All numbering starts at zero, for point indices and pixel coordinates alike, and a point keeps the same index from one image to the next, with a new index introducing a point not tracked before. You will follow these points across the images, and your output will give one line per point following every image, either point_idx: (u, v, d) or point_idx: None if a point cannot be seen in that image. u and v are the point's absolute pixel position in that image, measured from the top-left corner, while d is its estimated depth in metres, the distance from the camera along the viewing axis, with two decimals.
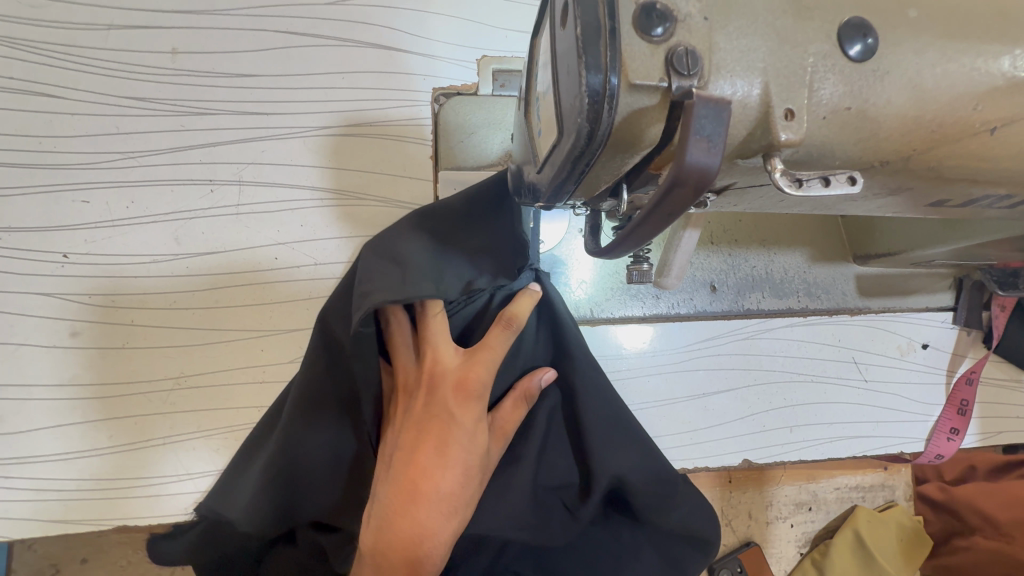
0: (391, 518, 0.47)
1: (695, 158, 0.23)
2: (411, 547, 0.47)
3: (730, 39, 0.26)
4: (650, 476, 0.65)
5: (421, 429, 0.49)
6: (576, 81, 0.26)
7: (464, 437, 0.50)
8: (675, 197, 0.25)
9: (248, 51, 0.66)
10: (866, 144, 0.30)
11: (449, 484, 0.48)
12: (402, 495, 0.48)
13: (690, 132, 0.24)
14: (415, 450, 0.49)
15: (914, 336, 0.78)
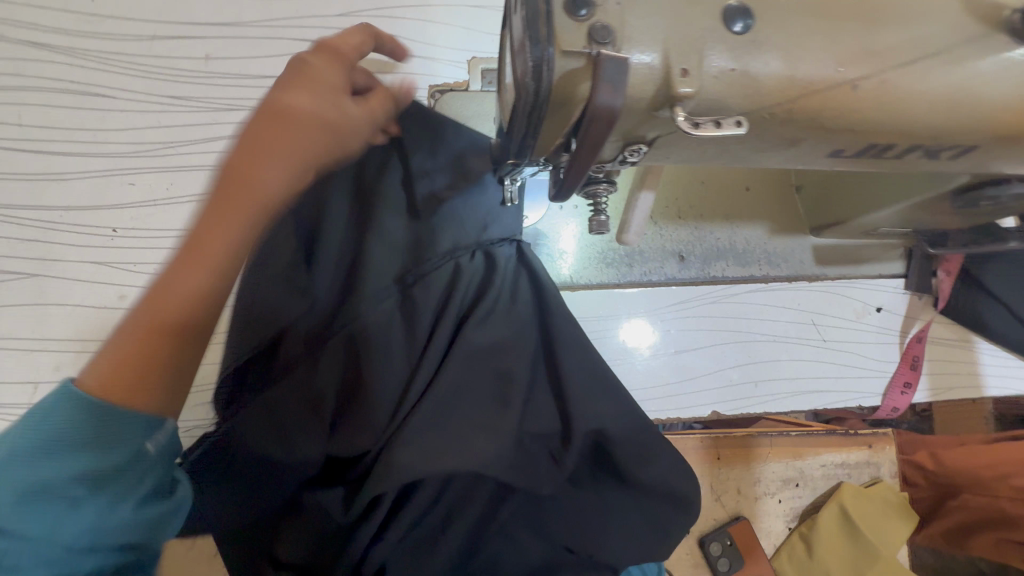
0: (193, 310, 0.41)
1: (603, 101, 0.33)
2: (215, 218, 0.42)
3: (636, 19, 0.36)
4: (629, 426, 0.73)
5: (228, 183, 0.43)
6: (523, 50, 0.36)
7: (289, 158, 0.44)
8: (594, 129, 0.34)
9: (269, 56, 0.76)
10: (752, 98, 0.39)
11: (270, 178, 0.44)
12: (220, 216, 0.42)
13: (600, 80, 0.33)
14: (224, 196, 0.43)
15: (869, 301, 0.85)
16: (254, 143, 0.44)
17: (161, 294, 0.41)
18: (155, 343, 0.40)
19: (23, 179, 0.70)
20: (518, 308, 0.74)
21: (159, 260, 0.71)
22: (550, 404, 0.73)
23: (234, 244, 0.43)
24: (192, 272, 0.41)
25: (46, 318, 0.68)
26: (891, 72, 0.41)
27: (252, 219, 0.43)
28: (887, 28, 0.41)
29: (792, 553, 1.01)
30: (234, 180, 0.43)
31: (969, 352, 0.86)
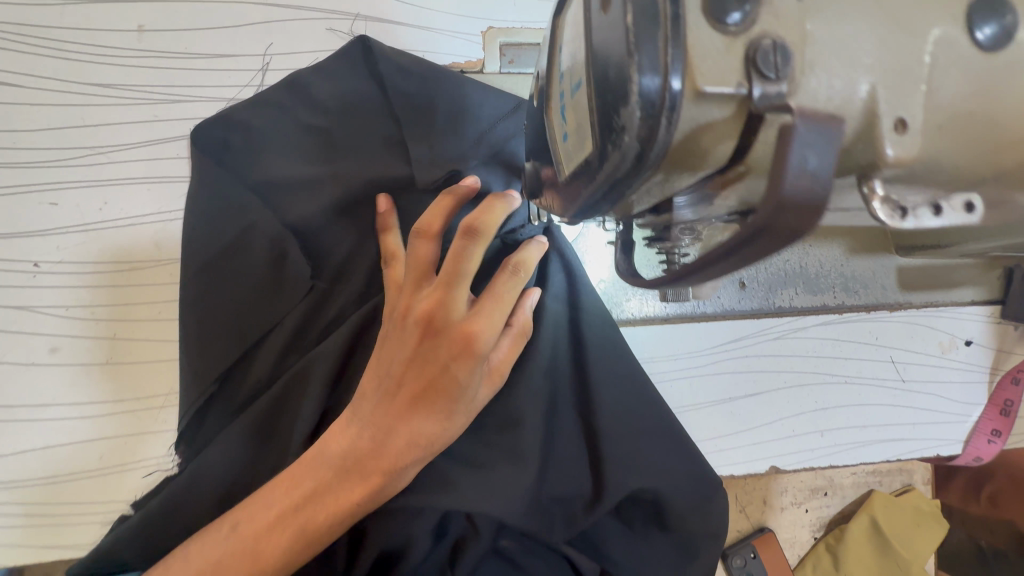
0: (300, 492, 0.48)
1: (794, 200, 0.19)
2: (339, 468, 0.49)
3: (828, 26, 0.20)
4: (678, 485, 0.62)
5: (392, 357, 0.51)
6: (624, 84, 0.20)
7: (453, 383, 0.49)
8: (763, 244, 0.20)
9: (224, 27, 0.59)
10: (995, 155, 0.23)
11: (431, 422, 0.49)
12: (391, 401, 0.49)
13: (787, 163, 0.19)
14: (391, 421, 0.49)
15: (957, 332, 0.72)
16: (414, 350, 0.49)
17: (252, 527, 0.48)
18: (274, 525, 0.48)
19: None
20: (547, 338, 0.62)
21: (98, 303, 0.56)
22: (583, 463, 0.62)
23: (285, 554, 0.47)
24: (310, 512, 0.48)
25: None
26: None
27: (371, 497, 0.49)
28: None
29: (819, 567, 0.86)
30: (281, 526, 0.47)
31: None
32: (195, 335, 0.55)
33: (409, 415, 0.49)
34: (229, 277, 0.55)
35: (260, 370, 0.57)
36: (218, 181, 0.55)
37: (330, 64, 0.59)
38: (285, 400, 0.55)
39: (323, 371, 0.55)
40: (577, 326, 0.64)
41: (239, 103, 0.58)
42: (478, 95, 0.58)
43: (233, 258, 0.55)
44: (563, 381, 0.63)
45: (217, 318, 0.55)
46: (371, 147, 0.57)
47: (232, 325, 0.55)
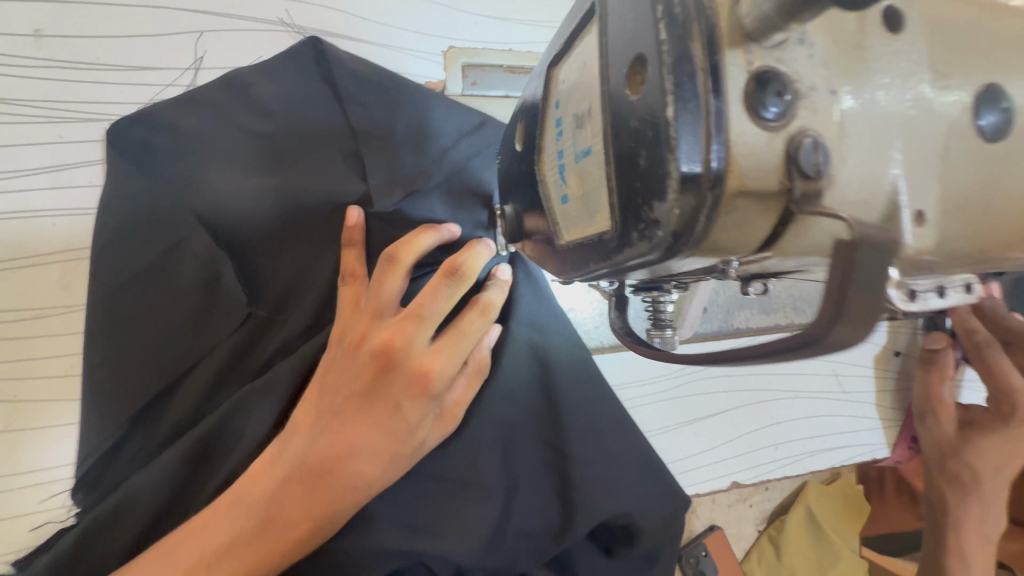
0: (208, 549, 0.43)
1: (846, 327, 0.19)
2: (263, 518, 0.43)
3: (860, 113, 0.19)
4: (650, 512, 0.62)
5: (333, 391, 0.46)
6: (659, 174, 0.18)
7: (400, 426, 0.45)
8: (841, 333, 0.19)
9: (144, 36, 0.53)
10: (985, 235, 0.24)
11: (366, 465, 0.45)
12: (327, 445, 0.44)
13: (850, 284, 0.18)
14: (320, 467, 0.44)
15: (889, 343, 0.78)
16: (356, 385, 0.45)
17: None
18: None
19: None
20: (515, 369, 0.60)
21: None
22: (553, 500, 0.60)
23: None
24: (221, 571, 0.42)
25: None
26: None
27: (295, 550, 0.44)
28: None
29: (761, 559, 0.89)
30: None
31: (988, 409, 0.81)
32: (109, 364, 0.49)
33: (345, 461, 0.44)
34: (159, 298, 0.50)
35: (187, 401, 0.51)
36: (144, 183, 0.50)
37: (276, 65, 0.54)
38: (212, 444, 0.49)
39: (256, 413, 0.50)
40: (544, 352, 0.61)
41: (166, 102, 0.52)
42: (443, 117, 0.55)
43: (156, 273, 0.50)
44: (533, 413, 0.61)
45: (144, 341, 0.50)
46: (323, 158, 0.53)
47: (152, 354, 0.49)
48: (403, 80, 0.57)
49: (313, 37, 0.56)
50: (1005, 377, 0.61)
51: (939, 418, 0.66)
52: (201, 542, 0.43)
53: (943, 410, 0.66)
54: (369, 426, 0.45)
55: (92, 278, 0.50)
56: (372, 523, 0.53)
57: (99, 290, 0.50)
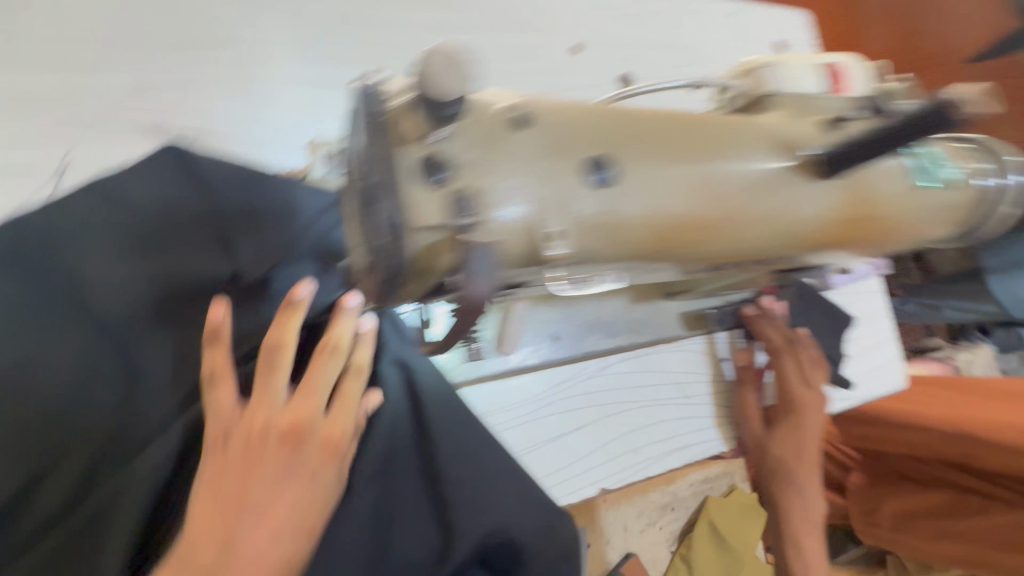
0: None
1: (473, 291, 0.33)
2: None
3: (490, 179, 0.35)
4: (534, 526, 0.67)
5: (211, 502, 0.41)
6: (373, 234, 0.33)
7: (296, 493, 0.43)
8: (472, 299, 0.34)
9: (35, 151, 0.61)
10: (617, 242, 0.39)
11: (254, 549, 0.40)
12: (216, 574, 0.39)
13: (469, 270, 0.33)
14: (191, 575, 0.38)
15: (715, 351, 0.95)
16: (232, 474, 0.42)
17: None
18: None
19: None
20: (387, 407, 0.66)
21: None
22: (432, 521, 0.65)
23: None
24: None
25: None
26: (720, 208, 0.45)
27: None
28: (717, 162, 0.45)
29: None
30: None
31: None
32: None
33: (228, 559, 0.39)
34: (17, 393, 0.51)
35: (62, 488, 0.52)
36: (2, 291, 0.52)
37: (144, 166, 0.60)
38: (90, 525, 0.52)
39: (135, 488, 0.53)
40: (413, 389, 0.69)
41: (36, 208, 0.57)
42: (305, 195, 0.66)
43: (12, 382, 0.51)
44: (409, 446, 0.67)
45: (5, 440, 0.50)
46: (194, 245, 0.60)
47: (7, 467, 0.50)
48: (268, 170, 0.67)
49: (178, 140, 0.64)
50: (783, 384, 0.92)
51: (747, 421, 0.93)
52: None
53: (750, 415, 0.92)
54: (251, 509, 0.41)
55: None
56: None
57: None
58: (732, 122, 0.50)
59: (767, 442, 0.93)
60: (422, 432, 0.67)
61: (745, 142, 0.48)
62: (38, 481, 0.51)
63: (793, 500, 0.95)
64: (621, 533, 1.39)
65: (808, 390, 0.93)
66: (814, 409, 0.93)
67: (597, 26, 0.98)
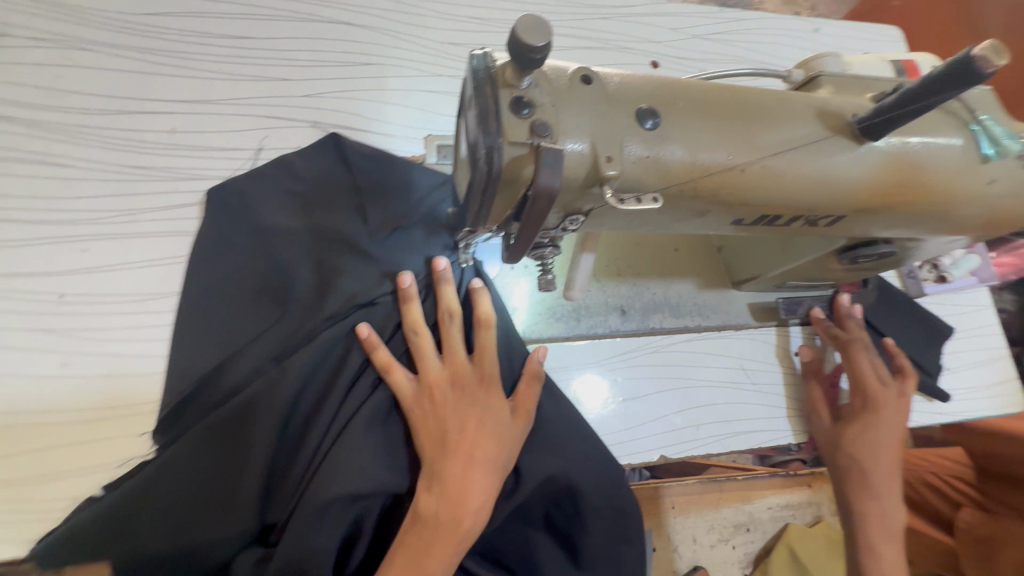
0: (433, 532, 0.60)
1: (544, 181, 0.41)
2: (474, 533, 0.62)
3: (567, 118, 0.44)
4: (596, 474, 0.73)
5: (434, 444, 0.64)
6: (477, 142, 0.43)
7: (489, 418, 0.67)
8: (540, 193, 0.41)
9: (233, 131, 0.81)
10: (664, 178, 0.48)
11: (483, 453, 0.65)
12: (451, 495, 0.62)
13: (541, 165, 0.41)
14: (440, 467, 0.63)
15: (787, 345, 0.96)
16: (446, 408, 0.66)
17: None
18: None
19: None
20: None
21: (108, 327, 0.69)
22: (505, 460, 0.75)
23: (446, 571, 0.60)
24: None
25: None
26: (769, 162, 0.51)
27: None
28: (766, 124, 0.52)
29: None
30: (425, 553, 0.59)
31: None
32: (181, 349, 0.68)
33: (462, 455, 0.64)
34: (221, 301, 0.70)
35: (230, 377, 0.66)
36: (217, 235, 0.74)
37: (311, 150, 0.80)
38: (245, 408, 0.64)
39: (281, 385, 0.65)
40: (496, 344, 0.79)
41: (237, 175, 0.78)
42: (421, 175, 0.80)
43: (217, 297, 0.71)
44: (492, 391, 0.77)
45: (209, 333, 0.69)
46: (341, 205, 0.75)
47: (198, 360, 0.67)
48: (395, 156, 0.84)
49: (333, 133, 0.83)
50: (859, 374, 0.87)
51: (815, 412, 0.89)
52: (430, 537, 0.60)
53: (817, 406, 0.89)
54: (463, 423, 0.65)
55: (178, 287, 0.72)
56: (353, 477, 0.62)
57: (183, 297, 0.71)
58: (781, 94, 0.55)
59: (840, 439, 0.86)
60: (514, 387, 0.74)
61: (795, 109, 0.54)
62: (210, 377, 0.66)
63: (868, 505, 0.83)
64: (688, 544, 1.35)
65: (889, 390, 0.86)
66: (898, 410, 0.86)
67: (678, 43, 1.09)
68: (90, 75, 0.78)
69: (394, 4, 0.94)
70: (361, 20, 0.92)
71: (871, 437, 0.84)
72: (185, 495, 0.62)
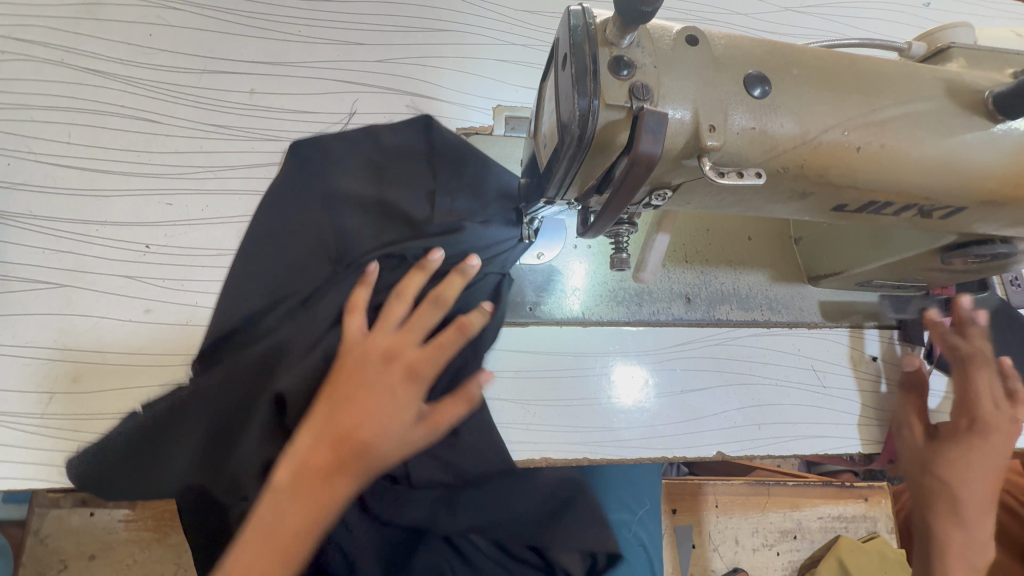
0: (266, 514, 0.51)
1: (644, 148, 0.38)
2: (306, 536, 0.51)
3: (670, 82, 0.41)
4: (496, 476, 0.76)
5: (325, 407, 0.55)
6: (572, 103, 0.41)
7: (391, 411, 0.55)
8: (639, 161, 0.38)
9: (308, 94, 0.82)
10: (769, 153, 0.44)
11: (365, 444, 0.53)
12: (306, 466, 0.52)
13: (642, 130, 0.38)
14: (316, 441, 0.53)
15: (864, 349, 0.89)
16: (360, 375, 0.56)
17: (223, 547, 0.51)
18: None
19: (62, 194, 0.71)
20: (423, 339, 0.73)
21: (186, 279, 0.72)
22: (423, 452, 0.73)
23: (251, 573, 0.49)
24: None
25: (69, 329, 0.68)
26: (890, 139, 0.46)
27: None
28: (887, 98, 0.46)
29: None
30: (247, 532, 0.51)
31: None
32: (239, 287, 0.70)
33: (340, 437, 0.52)
34: (281, 249, 0.71)
35: (273, 322, 0.67)
36: (289, 194, 0.75)
37: (400, 125, 0.81)
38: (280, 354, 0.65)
39: (308, 335, 0.65)
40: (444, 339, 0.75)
41: (325, 133, 0.80)
42: (499, 170, 0.77)
43: (276, 242, 0.72)
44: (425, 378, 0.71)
45: (266, 277, 0.70)
46: (413, 181, 0.75)
47: (251, 302, 0.69)
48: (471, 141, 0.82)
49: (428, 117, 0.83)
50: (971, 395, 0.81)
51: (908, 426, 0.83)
52: (264, 516, 0.51)
53: (909, 420, 0.83)
54: (362, 399, 0.54)
55: (246, 237, 0.74)
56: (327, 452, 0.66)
57: (249, 246, 0.73)
58: (906, 67, 0.49)
59: (931, 458, 0.79)
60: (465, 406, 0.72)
61: (922, 83, 0.48)
62: (257, 320, 0.68)
63: (953, 535, 0.76)
64: (729, 544, 1.30)
65: (995, 410, 0.78)
66: (1010, 436, 0.77)
67: (767, 16, 1.01)
68: (178, 34, 0.80)
69: None
70: None
71: (973, 460, 0.76)
72: (206, 422, 0.65)
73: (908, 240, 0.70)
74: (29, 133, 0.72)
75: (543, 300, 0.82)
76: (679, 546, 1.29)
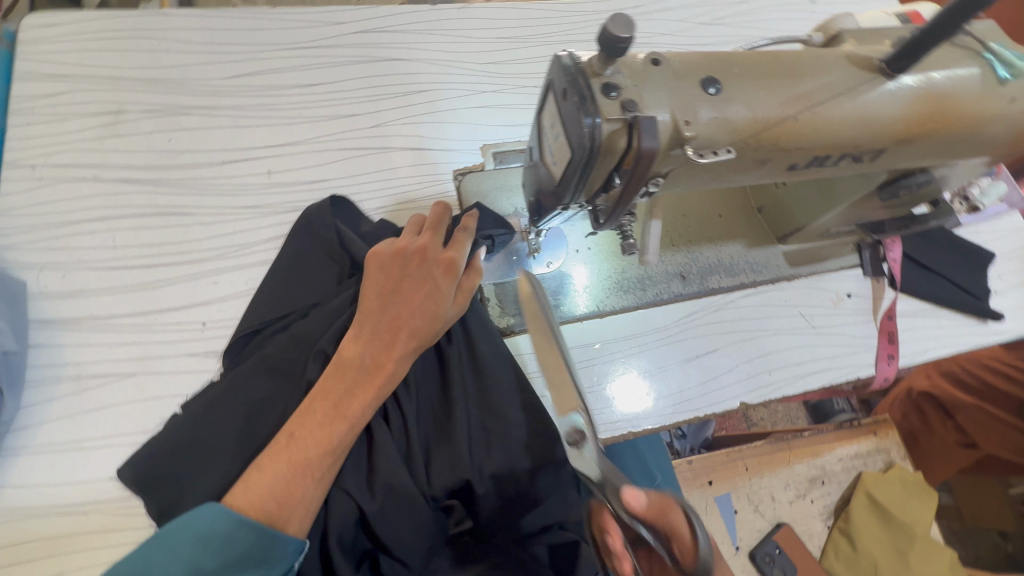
0: (334, 398, 0.68)
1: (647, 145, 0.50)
2: (361, 421, 0.67)
3: (649, 94, 0.53)
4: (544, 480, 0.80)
5: (381, 303, 0.72)
6: (579, 121, 0.52)
7: (434, 303, 0.72)
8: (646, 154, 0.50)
9: (319, 165, 0.92)
10: (731, 133, 0.56)
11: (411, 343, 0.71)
12: (375, 358, 0.70)
13: (642, 132, 0.50)
14: (379, 341, 0.70)
15: (839, 289, 1.02)
16: (406, 272, 0.73)
17: (301, 425, 0.66)
18: (254, 468, 0.65)
19: (118, 292, 0.78)
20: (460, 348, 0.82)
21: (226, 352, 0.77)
22: (480, 466, 0.77)
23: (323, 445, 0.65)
24: (302, 444, 0.65)
25: (147, 411, 0.73)
26: (816, 106, 0.60)
27: (301, 511, 0.63)
28: (807, 77, 0.60)
29: (837, 547, 1.34)
30: (319, 410, 0.67)
31: (941, 319, 1.03)
32: (268, 305, 0.78)
33: (396, 332, 0.71)
34: (302, 274, 0.80)
35: (299, 327, 0.75)
36: (302, 249, 0.82)
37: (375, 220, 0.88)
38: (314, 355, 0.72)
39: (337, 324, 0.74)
40: (478, 356, 0.82)
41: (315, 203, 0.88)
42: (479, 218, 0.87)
43: (291, 268, 0.80)
44: (464, 381, 0.80)
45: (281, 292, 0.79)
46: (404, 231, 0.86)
47: (285, 311, 0.77)
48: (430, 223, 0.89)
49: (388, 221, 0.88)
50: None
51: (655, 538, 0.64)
52: (336, 395, 0.68)
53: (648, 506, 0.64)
54: (411, 290, 0.72)
55: (270, 277, 0.81)
56: (390, 460, 0.72)
57: (270, 288, 0.79)
58: (810, 53, 0.63)
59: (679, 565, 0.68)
60: (506, 408, 0.80)
61: (828, 62, 0.62)
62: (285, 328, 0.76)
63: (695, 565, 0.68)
64: (767, 502, 1.38)
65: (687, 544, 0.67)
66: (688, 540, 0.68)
67: (687, 32, 1.19)
68: (193, 134, 0.89)
69: (435, 38, 1.06)
70: (409, 55, 1.04)
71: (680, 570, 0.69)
72: (244, 411, 0.71)
73: (849, 186, 0.84)
74: (75, 245, 0.79)
75: (559, 304, 0.91)
76: (723, 515, 1.36)
